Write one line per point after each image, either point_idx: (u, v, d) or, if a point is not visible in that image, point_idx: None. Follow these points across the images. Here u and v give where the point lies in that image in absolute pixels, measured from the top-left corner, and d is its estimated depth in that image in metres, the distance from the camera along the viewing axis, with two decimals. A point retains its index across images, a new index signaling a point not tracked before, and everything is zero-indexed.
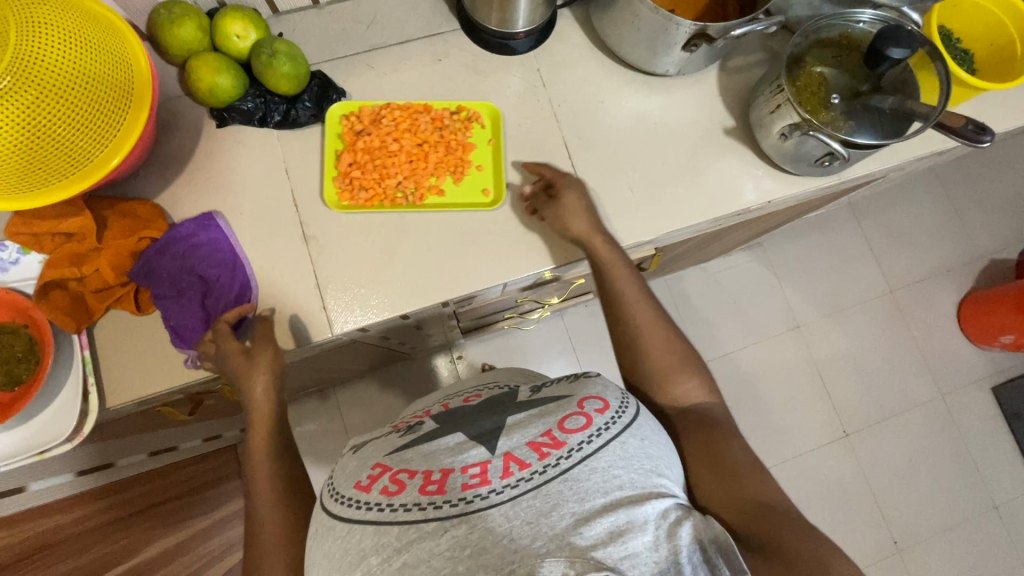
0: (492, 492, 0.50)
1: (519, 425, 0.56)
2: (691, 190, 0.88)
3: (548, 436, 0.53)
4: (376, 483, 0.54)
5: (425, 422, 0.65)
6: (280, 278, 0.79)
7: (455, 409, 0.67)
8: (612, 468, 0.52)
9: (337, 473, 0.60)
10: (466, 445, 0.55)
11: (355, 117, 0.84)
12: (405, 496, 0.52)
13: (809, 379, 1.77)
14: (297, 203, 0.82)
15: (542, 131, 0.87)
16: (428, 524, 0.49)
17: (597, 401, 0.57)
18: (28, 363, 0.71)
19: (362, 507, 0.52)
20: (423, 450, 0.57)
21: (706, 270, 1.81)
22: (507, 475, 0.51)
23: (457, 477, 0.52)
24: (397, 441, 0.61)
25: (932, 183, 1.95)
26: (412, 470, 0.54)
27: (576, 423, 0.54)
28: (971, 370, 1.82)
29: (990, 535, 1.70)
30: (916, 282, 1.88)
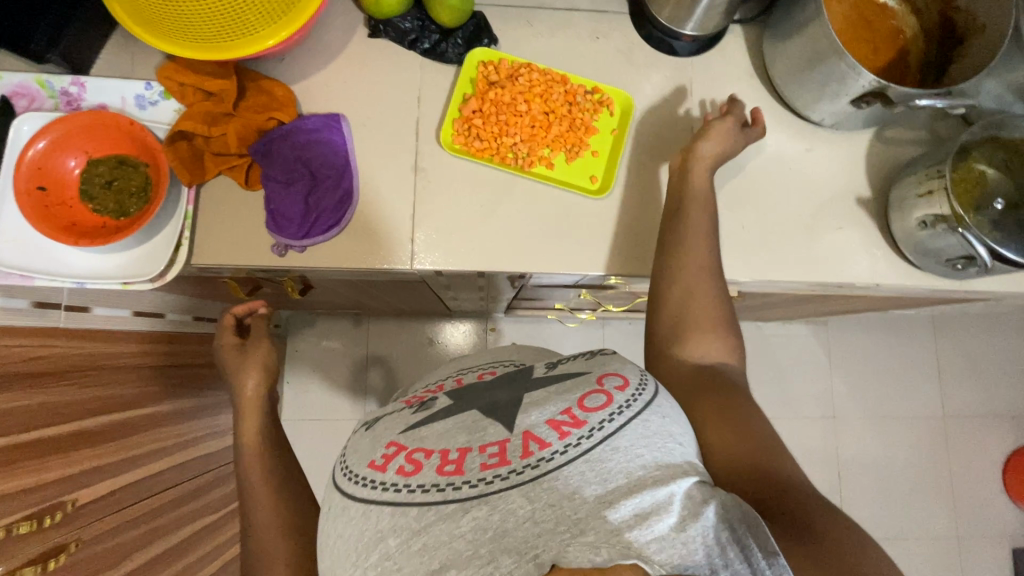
0: (513, 473, 0.48)
1: (536, 403, 0.54)
2: (801, 246, 0.84)
3: (569, 416, 0.51)
4: (392, 462, 0.52)
5: (439, 399, 0.61)
6: (377, 197, 0.80)
7: (469, 386, 0.63)
8: (635, 446, 0.49)
9: (350, 450, 0.58)
10: (481, 424, 0.53)
11: (493, 68, 0.82)
12: (422, 477, 0.49)
13: (827, 474, 1.70)
14: (418, 132, 0.82)
15: (673, 138, 0.85)
16: (447, 506, 0.47)
17: (615, 380, 0.55)
18: (138, 199, 0.75)
19: (378, 487, 0.50)
20: (438, 428, 0.54)
21: (761, 330, 1.75)
22: (527, 455, 0.49)
23: (474, 458, 0.50)
24: (411, 419, 0.58)
25: None
26: (429, 449, 0.52)
27: (597, 401, 0.52)
28: (999, 524, 1.71)
29: None
30: (974, 417, 1.77)
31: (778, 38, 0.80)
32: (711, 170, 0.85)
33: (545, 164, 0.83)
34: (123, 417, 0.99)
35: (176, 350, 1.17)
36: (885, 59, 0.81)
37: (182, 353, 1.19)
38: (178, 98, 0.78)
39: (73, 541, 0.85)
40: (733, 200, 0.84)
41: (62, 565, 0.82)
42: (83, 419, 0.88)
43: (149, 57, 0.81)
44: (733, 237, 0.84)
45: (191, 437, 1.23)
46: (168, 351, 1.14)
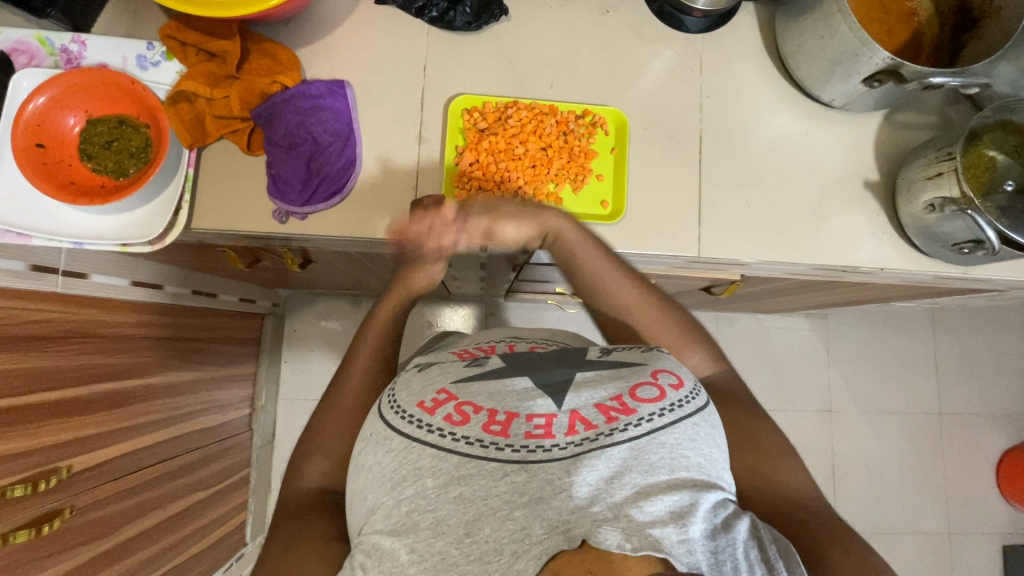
0: (556, 448, 0.49)
1: (587, 384, 0.54)
2: (807, 229, 0.83)
3: (618, 402, 0.52)
4: (440, 408, 0.53)
5: (492, 359, 0.60)
6: (382, 165, 0.79)
7: (523, 352, 0.61)
8: (681, 447, 0.50)
9: (400, 383, 0.58)
10: (531, 394, 0.54)
11: (478, 114, 0.79)
12: (469, 429, 0.51)
13: (821, 467, 1.71)
14: (423, 102, 0.81)
15: (681, 114, 0.84)
16: (489, 462, 0.49)
17: (672, 374, 0.55)
18: (138, 161, 0.74)
19: (423, 427, 0.51)
20: (491, 387, 0.55)
21: (760, 322, 1.75)
22: (572, 433, 0.50)
23: (521, 424, 0.51)
24: (462, 371, 0.57)
25: None
26: (479, 405, 0.53)
27: (649, 394, 0.52)
28: (991, 521, 1.72)
29: None
30: (969, 414, 1.77)
31: (792, 18, 0.79)
32: (719, 149, 0.84)
33: (554, 201, 0.81)
34: (117, 387, 0.98)
35: (177, 323, 1.16)
36: (898, 39, 0.80)
37: (183, 326, 1.18)
38: (179, 59, 0.77)
39: (68, 507, 0.85)
40: (741, 181, 0.83)
41: (55, 530, 0.82)
42: (77, 387, 0.87)
43: (150, 18, 0.80)
44: (739, 218, 0.83)
45: (188, 411, 1.22)
46: (168, 324, 1.13)
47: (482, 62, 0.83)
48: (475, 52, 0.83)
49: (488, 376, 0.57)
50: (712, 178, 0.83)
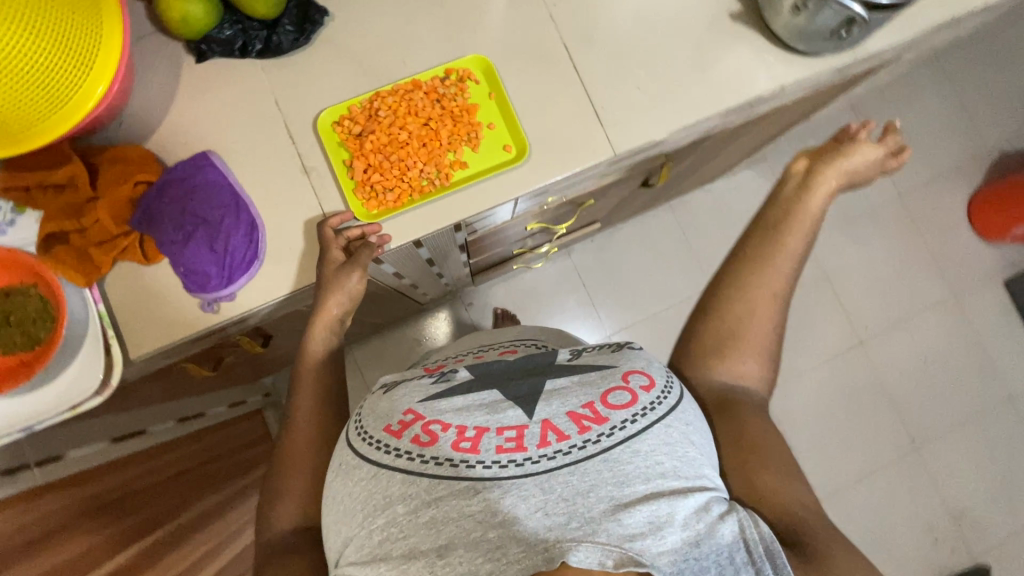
0: (529, 460, 0.50)
1: (559, 392, 0.55)
2: (699, 84, 0.83)
3: (591, 410, 0.52)
4: (407, 430, 0.54)
5: (460, 371, 0.63)
6: (281, 213, 0.77)
7: (490, 362, 0.65)
8: (656, 453, 0.50)
9: (366, 409, 0.60)
10: (500, 407, 0.55)
11: (348, 120, 0.76)
12: (437, 449, 0.52)
13: (822, 290, 1.98)
14: (292, 135, 0.78)
15: (538, 32, 0.82)
16: (460, 483, 0.49)
17: (649, 370, 0.56)
18: (44, 322, 0.70)
19: (391, 452, 0.53)
20: (457, 403, 0.56)
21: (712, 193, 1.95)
22: (544, 444, 0.50)
23: (491, 439, 0.52)
24: (431, 388, 0.60)
25: (931, 87, 2.07)
26: (446, 423, 0.54)
27: (621, 400, 0.53)
28: (979, 263, 2.01)
29: (999, 416, 1.96)
30: (923, 185, 2.04)
31: None
32: (587, 48, 0.82)
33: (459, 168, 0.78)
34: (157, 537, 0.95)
35: (177, 455, 1.11)
36: None
37: (186, 455, 1.13)
38: (31, 206, 0.72)
39: None
40: (621, 68, 0.83)
41: None
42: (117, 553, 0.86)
43: None
44: (635, 104, 0.82)
45: (236, 530, 1.20)
46: (168, 461, 1.08)
47: (327, 72, 0.79)
48: (315, 66, 0.79)
49: (456, 390, 0.59)
50: (594, 77, 0.82)
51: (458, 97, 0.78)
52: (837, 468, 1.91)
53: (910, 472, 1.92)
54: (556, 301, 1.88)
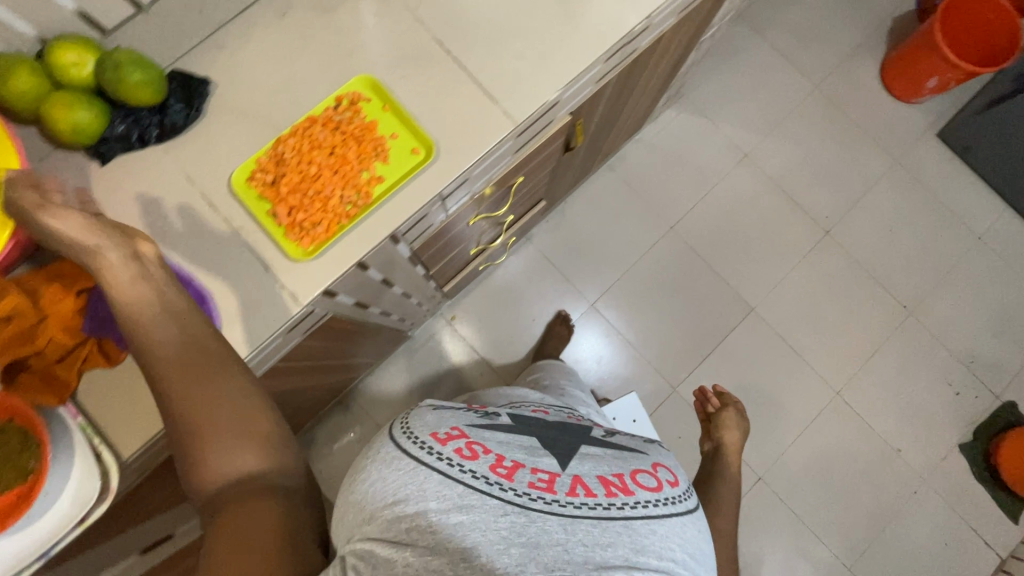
0: (556, 501, 0.58)
1: (593, 458, 0.67)
2: (571, 36, 0.87)
3: (621, 482, 0.65)
4: (452, 442, 0.62)
5: (500, 416, 0.72)
6: (224, 277, 0.79)
7: (526, 415, 0.76)
8: (669, 538, 0.62)
9: (411, 419, 0.66)
10: (538, 452, 0.65)
11: (259, 173, 0.78)
12: (478, 466, 0.60)
13: (774, 198, 2.03)
14: (212, 203, 0.80)
15: (409, 38, 0.85)
16: (492, 500, 0.57)
17: (669, 471, 0.72)
18: (31, 452, 0.68)
19: (434, 456, 0.60)
20: (500, 437, 0.65)
21: (644, 141, 2.04)
22: (573, 494, 0.60)
23: (526, 474, 0.61)
24: (475, 420, 0.68)
25: None
26: (488, 448, 0.62)
27: (648, 484, 0.66)
28: (914, 125, 2.08)
29: (980, 261, 2.01)
30: (836, 69, 2.12)
31: None
32: (459, 37, 0.86)
33: (377, 184, 0.81)
34: None
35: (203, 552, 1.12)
36: None
37: None
38: None
39: None
40: (497, 44, 0.86)
41: None
42: None
43: None
44: (519, 72, 0.86)
45: None
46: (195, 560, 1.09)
47: (226, 136, 0.82)
48: (213, 133, 0.82)
49: (498, 427, 0.68)
50: (474, 61, 0.86)
51: (354, 119, 0.81)
52: (843, 357, 1.96)
53: (912, 338, 1.97)
54: (533, 289, 1.96)
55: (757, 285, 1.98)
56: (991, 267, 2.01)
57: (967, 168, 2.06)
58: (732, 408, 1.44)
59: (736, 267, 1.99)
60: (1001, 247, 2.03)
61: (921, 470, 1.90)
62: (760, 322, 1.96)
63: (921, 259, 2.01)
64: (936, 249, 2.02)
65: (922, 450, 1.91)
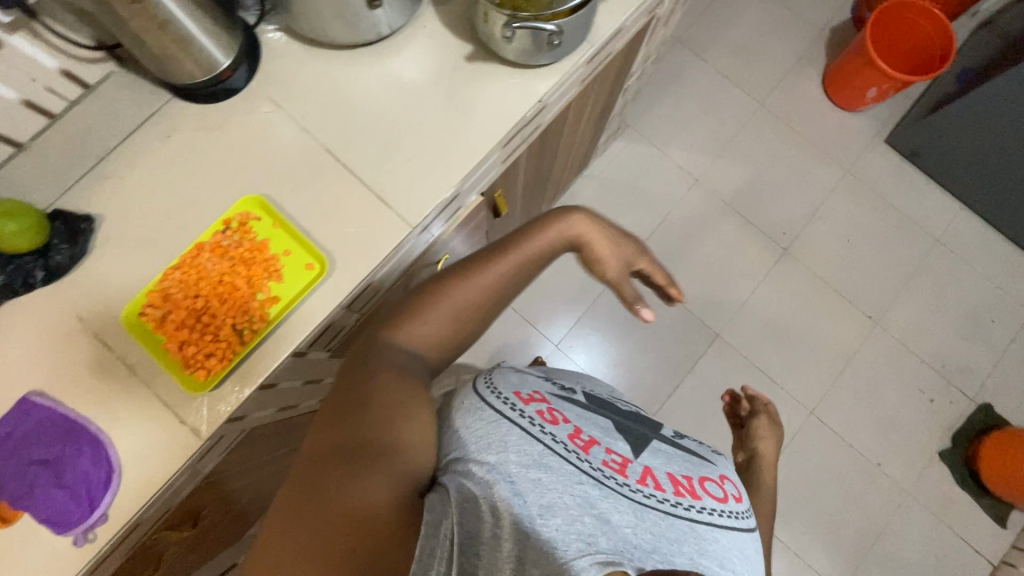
0: (626, 484, 0.65)
1: (665, 456, 0.74)
2: (462, 130, 0.86)
3: (690, 484, 0.71)
4: (536, 407, 0.70)
5: (577, 394, 0.82)
6: (120, 417, 0.76)
7: (596, 398, 0.85)
8: (731, 548, 0.66)
9: (498, 380, 0.75)
10: (613, 438, 0.73)
11: (148, 310, 0.76)
12: (557, 432, 0.68)
13: (730, 219, 2.02)
14: (104, 342, 0.78)
15: (298, 150, 0.84)
16: (568, 465, 0.64)
17: (735, 487, 0.77)
18: None
19: (517, 412, 0.68)
20: (580, 414, 0.74)
21: (594, 175, 2.03)
22: (645, 483, 0.67)
23: (600, 451, 0.68)
24: (560, 393, 0.79)
25: None
26: (567, 419, 0.71)
27: (714, 493, 0.72)
28: (861, 133, 2.07)
29: (941, 263, 2.00)
30: (779, 83, 2.11)
31: (286, 10, 0.80)
32: (348, 144, 0.85)
33: (272, 305, 0.79)
34: None
35: None
36: None
37: None
38: None
39: None
40: (386, 147, 0.85)
41: None
42: None
43: None
44: (412, 174, 0.85)
45: None
46: None
47: (115, 270, 0.80)
48: (101, 269, 0.80)
49: (577, 403, 0.78)
50: (364, 167, 0.84)
51: (243, 243, 0.79)
52: (814, 374, 1.93)
53: (881, 348, 1.95)
54: (496, 335, 1.94)
55: (721, 309, 1.96)
56: (953, 268, 2.00)
57: (917, 171, 2.06)
58: (765, 415, 1.27)
59: (698, 293, 1.97)
60: (960, 246, 2.02)
61: (904, 482, 1.87)
62: (727, 348, 1.94)
63: (882, 267, 2.00)
64: (896, 256, 2.01)
65: (902, 462, 1.88)
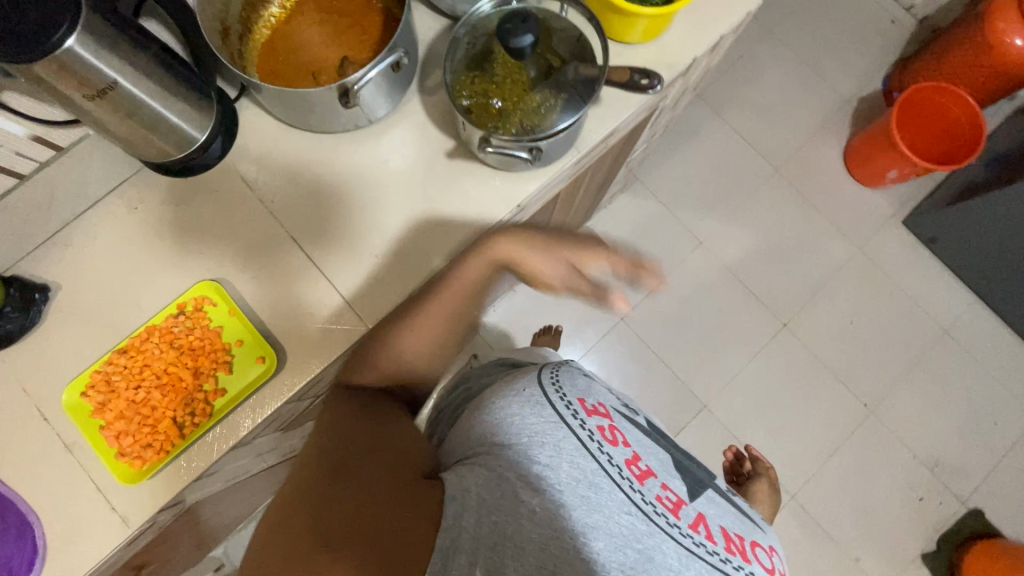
0: (671, 523, 0.72)
1: (714, 504, 0.80)
2: (433, 228, 0.84)
3: (733, 538, 0.76)
4: (597, 424, 0.79)
5: (637, 418, 0.89)
6: (53, 497, 0.75)
7: (653, 427, 0.91)
8: None
9: (568, 387, 0.83)
10: (669, 474, 0.79)
11: (90, 391, 0.76)
12: (615, 454, 0.76)
13: (730, 286, 1.96)
14: (46, 416, 0.77)
15: (262, 235, 0.83)
16: (620, 490, 0.72)
17: (780, 560, 0.82)
18: None
19: (580, 427, 0.77)
20: (640, 442, 0.82)
21: (595, 226, 1.99)
22: (689, 525, 0.74)
23: (655, 486, 0.75)
24: (620, 413, 0.86)
25: (776, 53, 2.09)
26: (625, 443, 0.79)
27: (754, 554, 0.77)
28: (878, 212, 2.00)
29: (947, 357, 1.92)
30: (797, 150, 2.04)
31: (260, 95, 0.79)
32: (314, 235, 0.83)
33: (217, 398, 0.78)
34: None
35: None
36: (375, 38, 0.83)
37: None
38: None
39: None
40: (351, 238, 0.83)
41: None
42: None
43: None
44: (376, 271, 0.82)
45: None
46: None
47: (68, 341, 0.79)
48: (53, 339, 0.79)
49: (635, 428, 0.85)
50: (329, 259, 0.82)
51: (194, 332, 0.79)
52: (800, 458, 1.86)
53: (873, 438, 1.88)
54: None
55: (712, 379, 1.91)
56: (958, 363, 1.92)
57: (932, 258, 1.98)
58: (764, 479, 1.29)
59: (690, 359, 1.91)
60: (970, 341, 1.94)
61: None
62: (713, 420, 1.87)
63: (884, 354, 1.93)
64: (899, 344, 1.93)
65: (883, 560, 1.81)
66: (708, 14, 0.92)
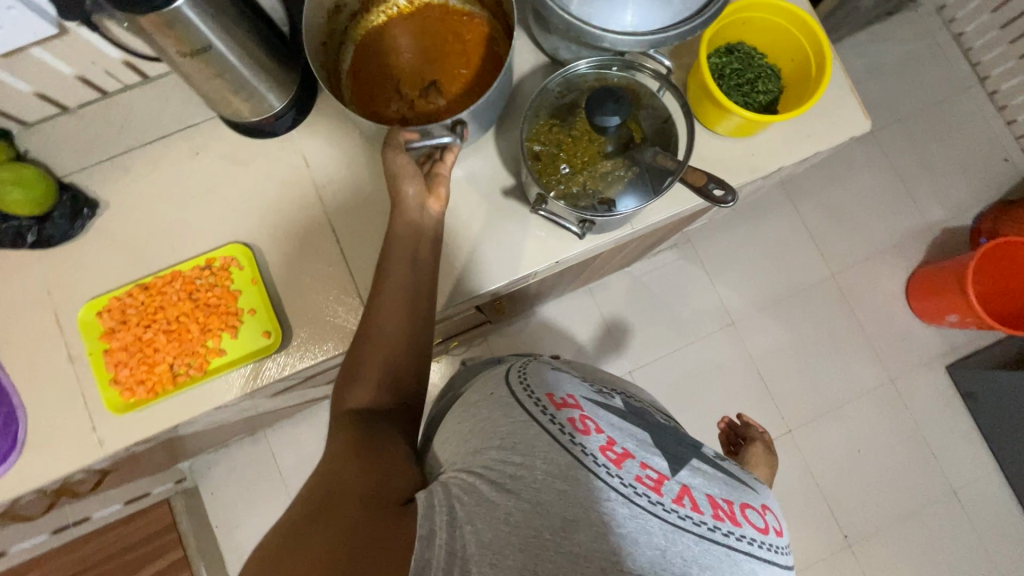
0: (659, 504, 0.55)
1: (704, 472, 0.61)
2: (467, 259, 0.83)
3: (729, 508, 0.59)
4: (566, 410, 0.62)
5: (615, 398, 0.71)
6: (43, 400, 0.78)
7: (638, 407, 0.72)
8: None
9: (531, 378, 0.68)
10: (649, 449, 0.61)
11: (106, 315, 0.79)
12: (590, 442, 0.58)
13: (748, 375, 1.90)
14: (60, 324, 0.80)
15: (303, 216, 0.84)
16: (597, 478, 0.55)
17: (776, 518, 0.64)
18: None
19: (545, 415, 0.60)
20: (615, 420, 0.64)
21: (632, 274, 1.95)
22: (679, 501, 0.56)
23: (634, 466, 0.57)
24: (591, 394, 0.68)
25: (873, 158, 1.99)
26: (600, 427, 0.60)
27: (753, 520, 0.59)
28: (923, 350, 1.91)
29: (946, 517, 1.83)
30: (860, 262, 1.95)
31: None
32: (352, 231, 0.83)
33: (215, 358, 0.80)
34: None
35: None
36: (470, 59, 0.83)
37: None
38: None
39: None
40: None
41: None
42: None
43: None
44: None
45: None
46: None
47: (100, 259, 0.82)
48: (87, 253, 0.82)
49: (614, 411, 0.66)
50: (359, 259, 0.82)
51: (212, 290, 0.80)
52: None
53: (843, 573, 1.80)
54: None
55: None
56: (956, 527, 1.82)
57: (965, 414, 1.88)
58: (764, 443, 1.04)
59: None
60: (976, 510, 1.84)
61: None
62: None
63: (881, 494, 1.84)
64: (901, 488, 1.85)
65: None
66: (810, 126, 0.88)
